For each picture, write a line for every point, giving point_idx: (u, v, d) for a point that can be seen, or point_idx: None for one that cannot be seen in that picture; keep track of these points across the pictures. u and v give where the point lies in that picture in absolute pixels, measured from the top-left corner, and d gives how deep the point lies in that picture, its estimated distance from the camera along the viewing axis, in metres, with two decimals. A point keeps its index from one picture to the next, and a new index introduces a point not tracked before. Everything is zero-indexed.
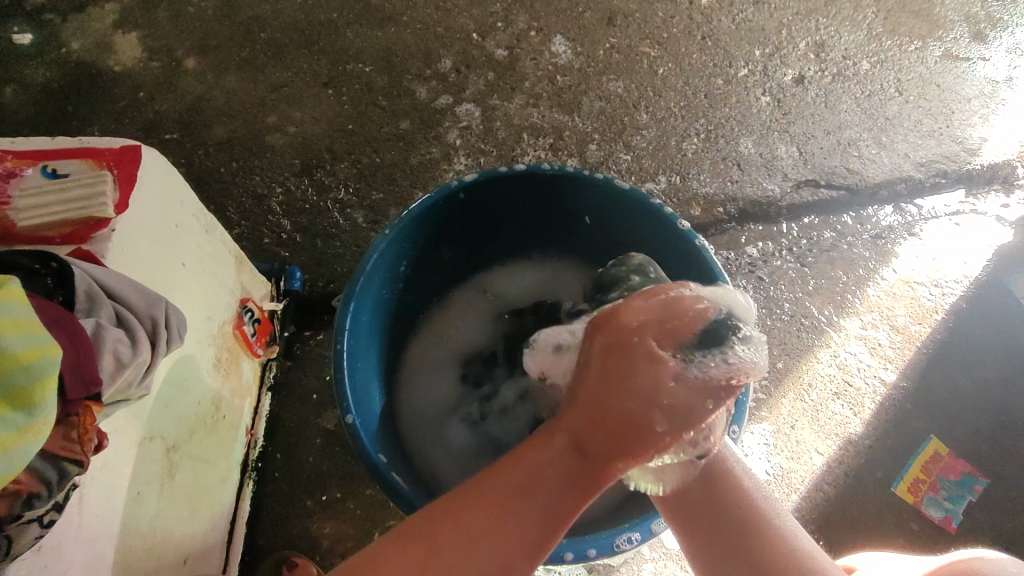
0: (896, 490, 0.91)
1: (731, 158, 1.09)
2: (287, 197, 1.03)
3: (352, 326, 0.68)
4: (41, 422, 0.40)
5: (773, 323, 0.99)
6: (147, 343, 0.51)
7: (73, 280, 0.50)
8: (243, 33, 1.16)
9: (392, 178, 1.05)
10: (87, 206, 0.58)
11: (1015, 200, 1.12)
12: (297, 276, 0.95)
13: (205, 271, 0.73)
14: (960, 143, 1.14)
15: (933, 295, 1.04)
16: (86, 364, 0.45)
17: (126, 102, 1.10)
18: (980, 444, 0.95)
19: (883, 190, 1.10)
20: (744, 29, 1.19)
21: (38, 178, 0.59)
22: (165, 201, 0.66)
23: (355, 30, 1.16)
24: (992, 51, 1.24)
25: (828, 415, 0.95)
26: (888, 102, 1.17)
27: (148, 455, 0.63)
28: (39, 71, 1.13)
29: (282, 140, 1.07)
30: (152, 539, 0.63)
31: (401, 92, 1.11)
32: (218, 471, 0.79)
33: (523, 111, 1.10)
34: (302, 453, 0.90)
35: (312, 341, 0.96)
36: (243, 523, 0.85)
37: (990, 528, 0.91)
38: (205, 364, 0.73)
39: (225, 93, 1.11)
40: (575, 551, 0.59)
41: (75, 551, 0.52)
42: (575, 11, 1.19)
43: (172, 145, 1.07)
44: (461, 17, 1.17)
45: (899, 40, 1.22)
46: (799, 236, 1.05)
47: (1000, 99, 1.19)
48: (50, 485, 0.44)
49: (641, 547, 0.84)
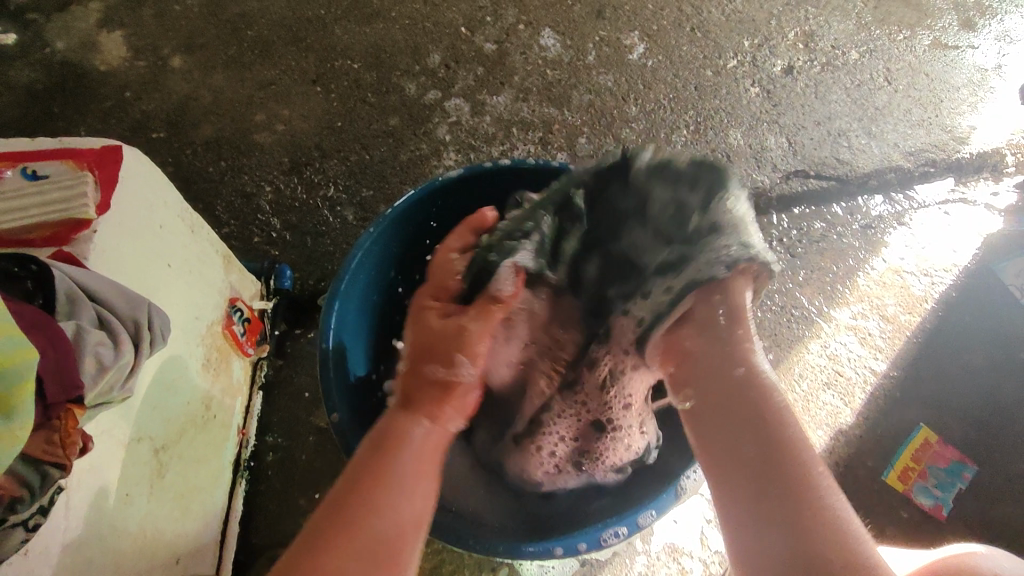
0: (886, 478, 0.92)
1: (721, 150, 1.09)
2: (276, 195, 1.03)
3: (338, 325, 0.67)
4: (19, 428, 0.40)
5: (763, 314, 0.99)
6: (129, 345, 0.51)
7: (53, 283, 0.49)
8: (229, 30, 1.15)
9: (382, 175, 1.04)
10: (68, 208, 0.57)
11: (1004, 188, 1.12)
12: (286, 274, 0.94)
13: (191, 271, 0.73)
14: (950, 131, 1.14)
15: (923, 284, 1.04)
16: (67, 367, 0.45)
17: (113, 101, 1.10)
18: (970, 433, 0.95)
19: (873, 180, 1.10)
20: (732, 19, 1.19)
21: (19, 180, 0.58)
22: (149, 202, 0.66)
23: (342, 26, 1.15)
24: (981, 39, 1.24)
25: (819, 406, 0.95)
26: (878, 92, 1.16)
27: (136, 455, 0.62)
28: (24, 71, 1.12)
29: (270, 138, 1.07)
30: (142, 540, 0.63)
31: (390, 88, 1.10)
32: (208, 470, 0.78)
33: (512, 106, 1.09)
34: (294, 451, 0.90)
35: (303, 339, 0.96)
36: (236, 522, 0.84)
37: (979, 514, 0.91)
38: (193, 363, 0.73)
39: (211, 91, 1.10)
40: (565, 545, 0.59)
41: (63, 553, 0.52)
42: (563, 4, 1.18)
43: (160, 145, 1.06)
44: (448, 12, 1.17)
45: (889, 29, 1.22)
46: (790, 227, 1.05)
47: (990, 87, 1.19)
48: (32, 490, 0.44)
49: (634, 539, 0.85)
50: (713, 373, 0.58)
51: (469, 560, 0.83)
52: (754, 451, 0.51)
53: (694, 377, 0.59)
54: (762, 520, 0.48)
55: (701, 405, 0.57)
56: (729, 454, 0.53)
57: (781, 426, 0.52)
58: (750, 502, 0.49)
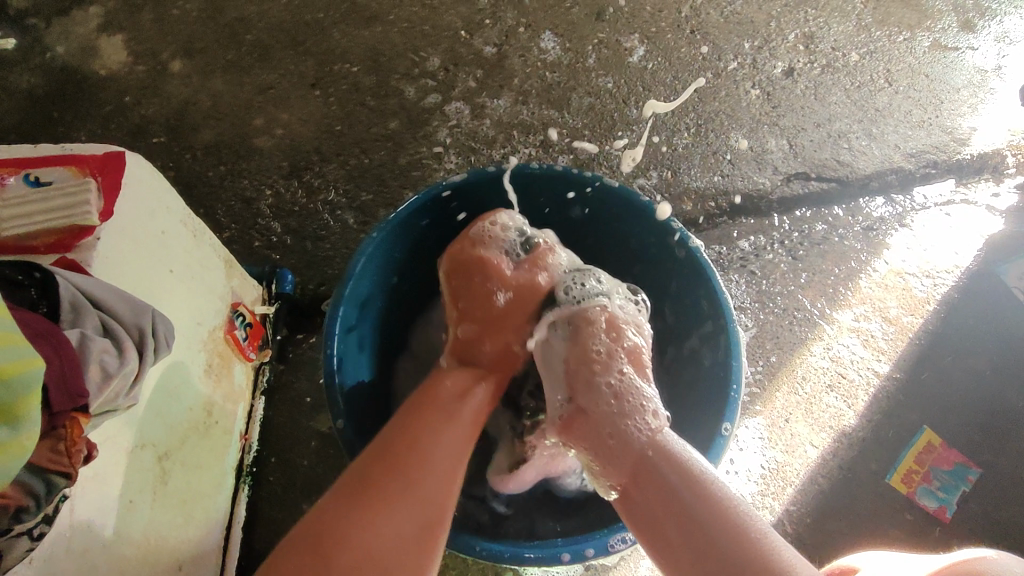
0: (890, 481, 0.92)
1: (722, 153, 1.09)
2: (277, 199, 1.03)
3: (342, 331, 0.67)
4: (25, 437, 0.40)
5: (765, 317, 0.99)
6: (134, 352, 0.51)
7: (57, 291, 0.49)
8: (229, 34, 1.15)
9: (382, 179, 1.04)
10: (70, 214, 0.57)
11: (1005, 189, 1.12)
12: (287, 278, 0.95)
13: (193, 277, 0.73)
14: (950, 132, 1.14)
15: (925, 285, 1.04)
16: (71, 375, 0.45)
17: (113, 106, 1.09)
18: (973, 435, 0.95)
19: (874, 182, 1.10)
20: (732, 21, 1.19)
21: (20, 186, 0.58)
22: (151, 208, 0.65)
23: (341, 29, 1.15)
24: (981, 40, 1.24)
25: (822, 408, 0.95)
26: (879, 93, 1.17)
27: (139, 462, 0.62)
28: (23, 77, 1.12)
29: (270, 142, 1.07)
30: (146, 547, 0.63)
31: (390, 92, 1.10)
32: (211, 476, 0.78)
33: (512, 109, 1.09)
34: (297, 457, 0.90)
35: (305, 344, 0.96)
36: (239, 528, 0.84)
37: (983, 516, 0.91)
38: (196, 370, 0.73)
39: (211, 96, 1.10)
40: (572, 551, 0.59)
41: (67, 562, 0.52)
42: (563, 7, 1.18)
43: (160, 150, 1.06)
44: (448, 15, 1.16)
45: (888, 31, 1.22)
46: (791, 230, 1.05)
47: (989, 88, 1.19)
48: (39, 499, 0.44)
49: (638, 543, 0.85)
50: (620, 449, 0.61)
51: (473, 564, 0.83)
52: (674, 525, 0.55)
53: (603, 453, 0.62)
54: (703, 573, 0.52)
55: (619, 488, 0.60)
56: (653, 506, 0.57)
57: (688, 488, 0.56)
58: (678, 555, 0.54)
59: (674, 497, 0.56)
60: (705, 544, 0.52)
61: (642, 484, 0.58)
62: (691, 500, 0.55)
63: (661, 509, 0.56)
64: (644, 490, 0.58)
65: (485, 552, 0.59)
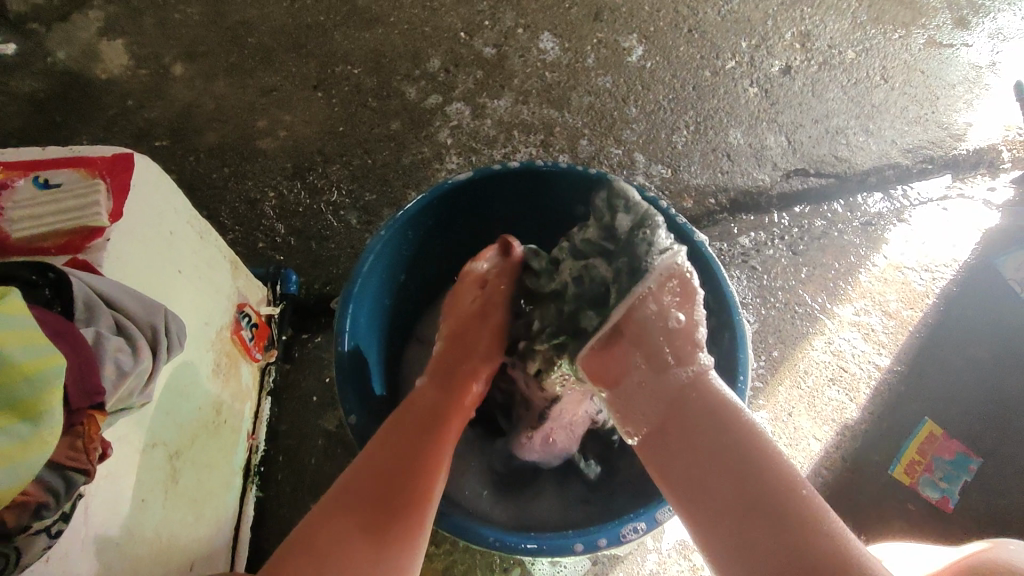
0: (893, 472, 0.93)
1: (721, 150, 1.10)
2: (280, 201, 1.03)
3: (353, 329, 0.68)
4: (48, 433, 0.41)
5: (767, 312, 1.00)
6: (147, 351, 0.51)
7: (70, 291, 0.49)
8: (230, 37, 1.16)
9: (385, 179, 1.05)
10: (81, 216, 0.57)
11: (1001, 183, 1.14)
12: (292, 279, 0.95)
13: (201, 277, 0.73)
14: (946, 128, 1.15)
15: (924, 279, 1.05)
16: (88, 373, 0.45)
17: (115, 110, 1.10)
18: (974, 426, 0.96)
19: (872, 177, 1.11)
20: (729, 20, 1.20)
21: (30, 189, 0.59)
22: (159, 209, 0.66)
23: (342, 31, 1.16)
24: (974, 37, 1.25)
25: (824, 401, 0.96)
26: (875, 90, 1.18)
27: (150, 461, 0.62)
28: (24, 81, 1.12)
29: (273, 144, 1.07)
30: (158, 545, 0.64)
31: (391, 92, 1.11)
32: (220, 475, 0.79)
33: (513, 108, 1.10)
34: (303, 456, 0.90)
35: (310, 344, 0.97)
36: (247, 527, 0.84)
37: (986, 506, 0.92)
38: (204, 369, 0.73)
39: (214, 98, 1.11)
40: (584, 542, 0.59)
41: (82, 560, 0.52)
42: (561, 7, 1.19)
43: (163, 153, 1.07)
44: (448, 16, 1.17)
45: (883, 28, 1.23)
46: (790, 225, 1.06)
47: (984, 84, 1.21)
48: (58, 496, 0.44)
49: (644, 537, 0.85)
50: (657, 392, 0.59)
51: (481, 560, 0.83)
52: (719, 464, 0.54)
53: (647, 397, 0.59)
54: (750, 540, 0.51)
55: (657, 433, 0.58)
56: (698, 463, 0.55)
57: (750, 447, 0.54)
58: (729, 521, 0.52)
59: (730, 459, 0.54)
60: (762, 512, 0.51)
61: (690, 438, 0.56)
62: (751, 466, 0.53)
63: (710, 467, 0.54)
64: (690, 441, 0.56)
65: (498, 542, 0.59)
